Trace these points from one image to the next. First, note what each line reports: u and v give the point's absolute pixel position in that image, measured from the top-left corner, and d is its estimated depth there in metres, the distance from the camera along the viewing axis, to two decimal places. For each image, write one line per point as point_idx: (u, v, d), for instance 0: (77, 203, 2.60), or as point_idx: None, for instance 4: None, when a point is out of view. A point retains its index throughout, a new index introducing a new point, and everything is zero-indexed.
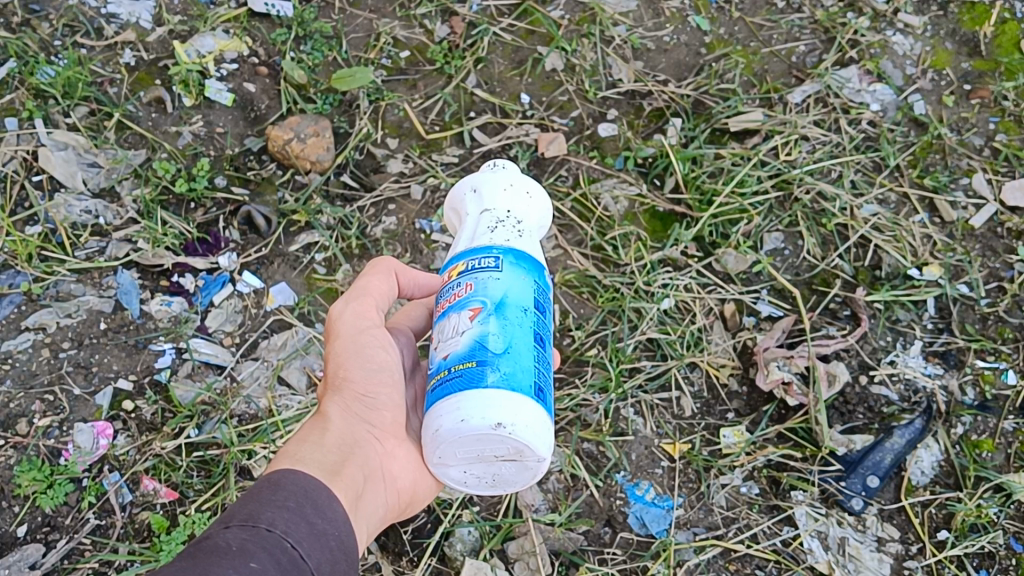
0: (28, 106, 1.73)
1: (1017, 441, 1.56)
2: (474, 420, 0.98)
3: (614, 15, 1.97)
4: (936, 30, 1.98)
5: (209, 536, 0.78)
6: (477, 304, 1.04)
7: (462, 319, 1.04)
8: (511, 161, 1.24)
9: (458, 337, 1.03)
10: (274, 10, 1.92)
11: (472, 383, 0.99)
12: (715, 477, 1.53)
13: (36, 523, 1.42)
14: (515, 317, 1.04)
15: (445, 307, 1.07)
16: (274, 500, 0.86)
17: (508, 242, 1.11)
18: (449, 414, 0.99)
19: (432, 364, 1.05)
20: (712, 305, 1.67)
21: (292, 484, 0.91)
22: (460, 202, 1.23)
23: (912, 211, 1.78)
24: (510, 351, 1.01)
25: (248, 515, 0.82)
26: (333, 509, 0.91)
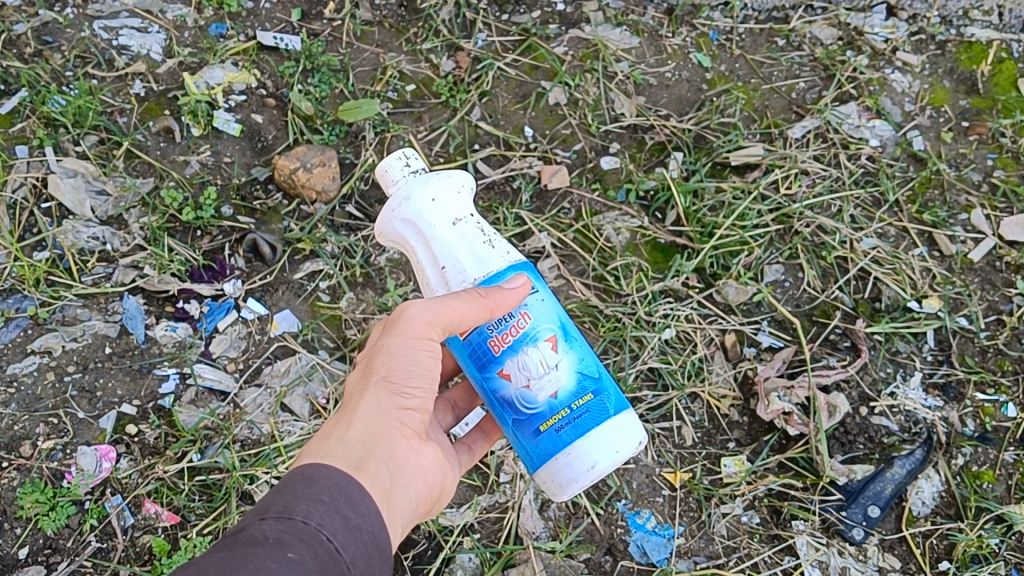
0: (39, 134, 1.76)
1: (1018, 473, 1.57)
2: (604, 461, 1.14)
3: (617, 51, 1.99)
4: (934, 69, 2.01)
5: (246, 530, 0.85)
6: (549, 334, 1.17)
7: (545, 351, 1.16)
8: (418, 157, 1.25)
9: (555, 372, 1.15)
10: (283, 43, 1.94)
11: (602, 416, 1.15)
12: (716, 506, 1.54)
13: (37, 545, 1.44)
14: (577, 339, 1.19)
15: (509, 343, 1.15)
16: (308, 493, 0.91)
17: (511, 253, 1.19)
18: (600, 449, 1.14)
19: (533, 406, 1.15)
20: (713, 336, 1.68)
21: (325, 477, 0.95)
22: (410, 220, 1.21)
23: (911, 245, 1.80)
24: (601, 377, 1.19)
25: (283, 507, 0.88)
26: (367, 503, 0.95)
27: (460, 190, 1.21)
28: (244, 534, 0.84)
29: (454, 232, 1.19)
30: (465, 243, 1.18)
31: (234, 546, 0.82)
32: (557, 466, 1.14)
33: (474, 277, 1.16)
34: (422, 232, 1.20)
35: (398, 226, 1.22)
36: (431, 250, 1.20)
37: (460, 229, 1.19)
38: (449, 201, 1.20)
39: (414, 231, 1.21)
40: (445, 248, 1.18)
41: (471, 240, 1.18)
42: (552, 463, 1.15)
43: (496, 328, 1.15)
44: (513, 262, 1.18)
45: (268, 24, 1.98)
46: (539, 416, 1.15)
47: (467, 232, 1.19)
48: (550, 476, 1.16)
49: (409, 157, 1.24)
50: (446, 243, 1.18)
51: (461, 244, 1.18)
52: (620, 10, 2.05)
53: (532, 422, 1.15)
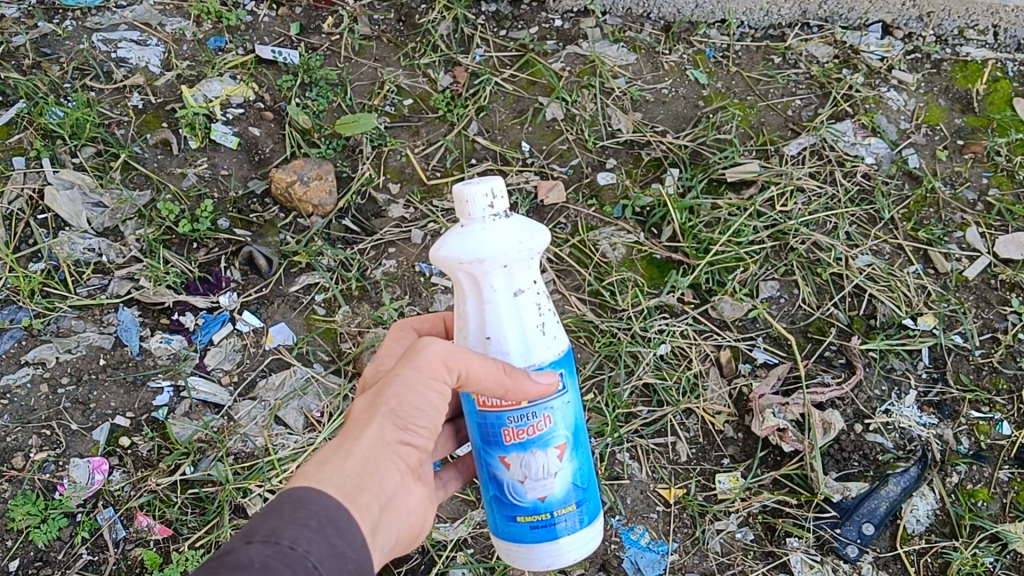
0: (36, 146, 1.76)
1: (1013, 491, 1.57)
2: (562, 564, 1.17)
3: (614, 67, 1.99)
4: (929, 87, 2.01)
5: (231, 554, 0.84)
6: (561, 442, 1.14)
7: (551, 458, 1.14)
8: (505, 195, 1.11)
9: (554, 478, 1.14)
10: (281, 57, 1.95)
11: (576, 526, 1.17)
12: (710, 522, 1.54)
13: (28, 558, 1.44)
14: (582, 444, 1.18)
15: (521, 439, 1.13)
16: (297, 518, 0.90)
17: (560, 338, 1.13)
18: (564, 555, 1.16)
19: (521, 500, 1.14)
20: (709, 351, 1.68)
21: (314, 502, 0.94)
22: (474, 273, 1.09)
23: (906, 262, 1.80)
24: (588, 483, 1.19)
25: (270, 530, 0.87)
26: (353, 531, 0.94)
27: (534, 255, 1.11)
28: (229, 558, 0.84)
29: (512, 305, 1.10)
30: (517, 318, 1.11)
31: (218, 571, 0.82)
32: (519, 552, 1.17)
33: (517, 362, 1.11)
34: (479, 289, 1.11)
35: (458, 270, 1.11)
36: (481, 311, 1.12)
37: (518, 304, 1.10)
38: (518, 269, 1.10)
39: (474, 285, 1.11)
40: (497, 320, 1.11)
41: (525, 319, 1.11)
42: (516, 547, 1.16)
43: (514, 422, 1.12)
44: (557, 352, 1.12)
45: (267, 38, 1.99)
46: (522, 508, 1.14)
47: (525, 307, 1.11)
48: (509, 553, 1.18)
49: (495, 193, 1.10)
50: (499, 314, 1.11)
51: (516, 320, 1.11)
52: (617, 27, 2.06)
53: (513, 509, 1.15)
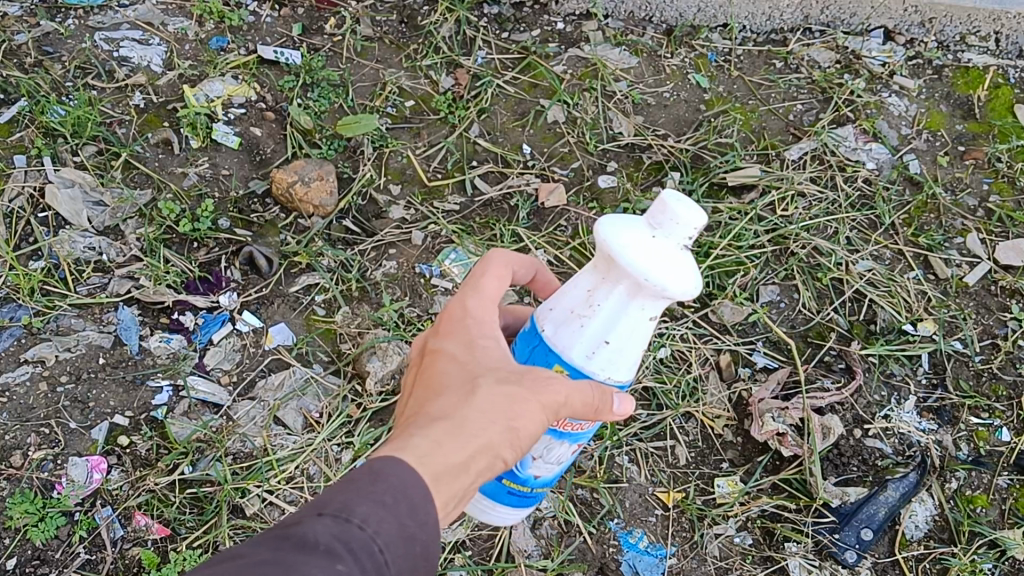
0: (37, 144, 1.76)
1: (1012, 498, 1.58)
2: (503, 519, 1.18)
3: (615, 71, 1.99)
4: (931, 93, 2.02)
5: (298, 527, 0.75)
6: (580, 439, 1.12)
7: (566, 451, 1.11)
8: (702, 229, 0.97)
9: (556, 464, 1.12)
10: (283, 58, 1.95)
11: (535, 498, 1.17)
12: (709, 527, 1.54)
13: (25, 556, 1.43)
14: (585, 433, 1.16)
15: (561, 429, 1.06)
16: (371, 492, 0.79)
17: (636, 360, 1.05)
18: (508, 516, 1.17)
19: (520, 472, 1.10)
20: (708, 355, 1.68)
21: (396, 476, 0.82)
22: (645, 289, 0.95)
23: (907, 267, 1.80)
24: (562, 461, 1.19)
25: (342, 504, 0.77)
26: (430, 519, 0.82)
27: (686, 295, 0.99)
28: (294, 533, 0.74)
29: (642, 327, 0.99)
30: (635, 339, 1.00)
31: (282, 551, 0.73)
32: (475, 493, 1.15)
33: (606, 376, 1.01)
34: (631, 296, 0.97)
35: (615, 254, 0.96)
36: (607, 313, 0.98)
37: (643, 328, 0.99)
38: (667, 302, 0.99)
39: (626, 290, 0.97)
40: (622, 331, 0.98)
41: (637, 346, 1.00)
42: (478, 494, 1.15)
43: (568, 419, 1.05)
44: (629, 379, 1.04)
45: (269, 38, 1.99)
46: (514, 475, 1.11)
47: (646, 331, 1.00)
48: None
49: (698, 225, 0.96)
50: (629, 328, 0.98)
51: (635, 341, 0.99)
52: (619, 30, 2.06)
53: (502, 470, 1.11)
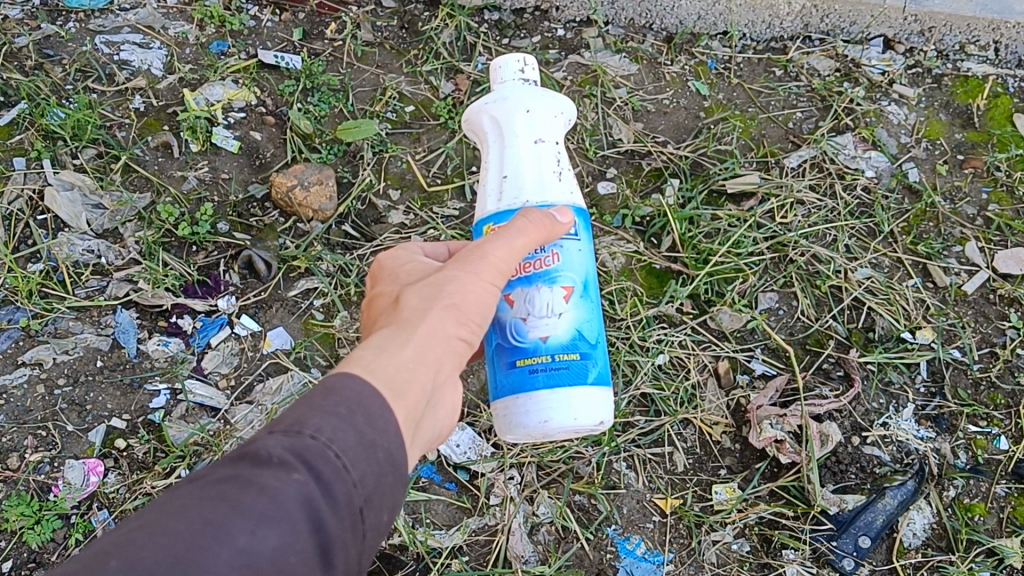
0: (37, 146, 1.76)
1: (1010, 506, 1.58)
2: (560, 418, 1.17)
3: (615, 77, 1.99)
4: (930, 102, 2.02)
5: (254, 444, 0.82)
6: (568, 284, 1.18)
7: (557, 298, 1.17)
8: (537, 70, 1.29)
9: (555, 319, 1.17)
10: (284, 62, 1.95)
11: (576, 380, 1.18)
12: (706, 534, 1.54)
13: (21, 559, 1.43)
14: (593, 300, 1.21)
15: (527, 274, 1.17)
16: (324, 405, 0.85)
17: (572, 193, 1.21)
18: (557, 407, 1.17)
19: (521, 340, 1.17)
20: (707, 362, 1.68)
21: (349, 388, 0.88)
22: (500, 120, 1.26)
23: (905, 275, 1.80)
24: (597, 346, 1.21)
25: (295, 420, 0.83)
26: (388, 420, 0.88)
27: (554, 117, 1.27)
28: (250, 450, 0.81)
29: (533, 149, 1.23)
30: (535, 163, 1.21)
31: (241, 467, 0.80)
32: (511, 406, 1.19)
33: (530, 197, 1.18)
34: (503, 134, 1.25)
35: (485, 116, 1.27)
36: (503, 154, 1.24)
37: (537, 150, 1.22)
38: (541, 116, 1.25)
39: (491, 123, 1.26)
40: (517, 161, 1.22)
41: (542, 164, 1.22)
42: (507, 397, 1.19)
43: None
44: (572, 203, 1.20)
45: (269, 43, 1.99)
46: (522, 350, 1.17)
47: (542, 153, 1.23)
48: (504, 412, 1.20)
49: (527, 63, 1.29)
50: (522, 158, 1.22)
51: (532, 163, 1.21)
52: (619, 37, 2.06)
53: (512, 353, 1.18)
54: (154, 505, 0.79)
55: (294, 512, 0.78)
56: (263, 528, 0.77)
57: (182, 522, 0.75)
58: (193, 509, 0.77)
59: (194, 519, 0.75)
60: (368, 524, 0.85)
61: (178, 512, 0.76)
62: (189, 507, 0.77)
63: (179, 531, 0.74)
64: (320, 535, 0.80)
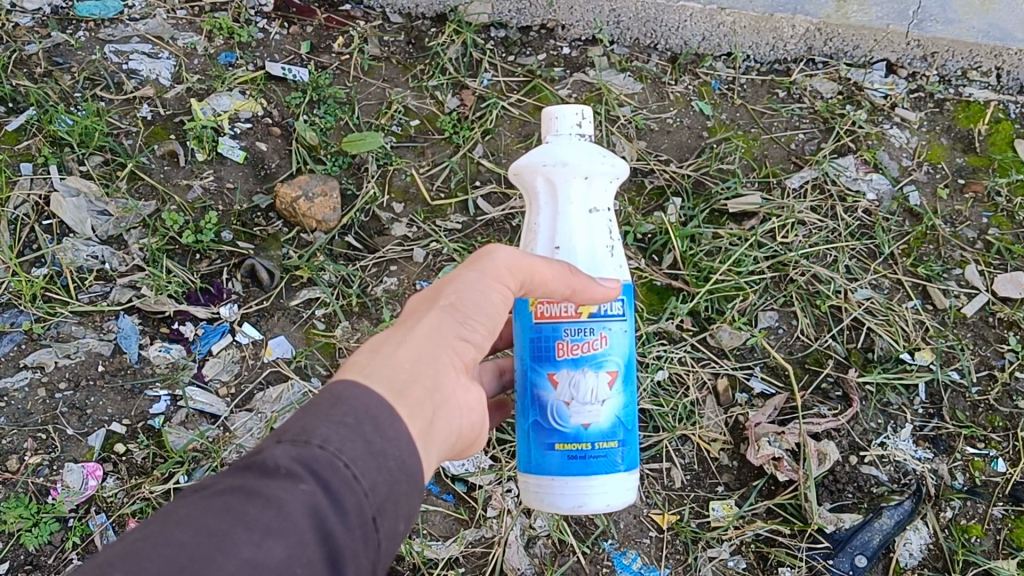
0: (43, 152, 1.77)
1: (1006, 528, 1.58)
2: (597, 504, 1.19)
3: (619, 96, 2.01)
4: (932, 126, 2.03)
5: (261, 454, 0.85)
6: (613, 369, 1.20)
7: (602, 383, 1.19)
8: (593, 124, 1.24)
9: (598, 405, 1.19)
10: (291, 74, 1.97)
11: (613, 468, 1.20)
12: (703, 550, 1.56)
13: (18, 561, 1.45)
14: (630, 384, 1.23)
15: (575, 356, 1.18)
16: (332, 416, 0.89)
17: (625, 267, 1.23)
18: (594, 493, 1.18)
19: (563, 424, 1.18)
20: (706, 379, 1.69)
21: (355, 399, 0.92)
22: (553, 180, 1.22)
23: (905, 297, 1.81)
24: (631, 430, 1.23)
25: (303, 430, 0.87)
26: (397, 429, 0.92)
27: (609, 180, 1.24)
28: (257, 460, 0.84)
29: (587, 220, 1.22)
30: (588, 235, 1.22)
31: (247, 478, 0.83)
32: (547, 485, 1.19)
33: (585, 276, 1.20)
34: (557, 198, 1.23)
35: (537, 175, 1.23)
36: (556, 221, 1.22)
37: (591, 221, 1.22)
38: (597, 185, 1.23)
39: (542, 181, 1.23)
40: (570, 231, 1.22)
41: (595, 236, 1.22)
42: (542, 476, 1.19)
43: (570, 336, 1.18)
44: (621, 279, 1.22)
45: (277, 55, 2.00)
46: (563, 434, 1.18)
47: (596, 225, 1.23)
48: (537, 492, 1.20)
49: (584, 117, 1.24)
50: (576, 229, 1.22)
51: (586, 234, 1.22)
52: (624, 56, 2.07)
53: (552, 435, 1.19)
54: (159, 514, 0.81)
55: (301, 522, 0.81)
56: (269, 539, 0.79)
57: (187, 531, 0.77)
58: (199, 517, 0.79)
59: (201, 526, 0.78)
60: (382, 533, 0.87)
61: (183, 519, 0.79)
62: (197, 514, 0.79)
63: (184, 540, 0.77)
64: (329, 544, 0.82)
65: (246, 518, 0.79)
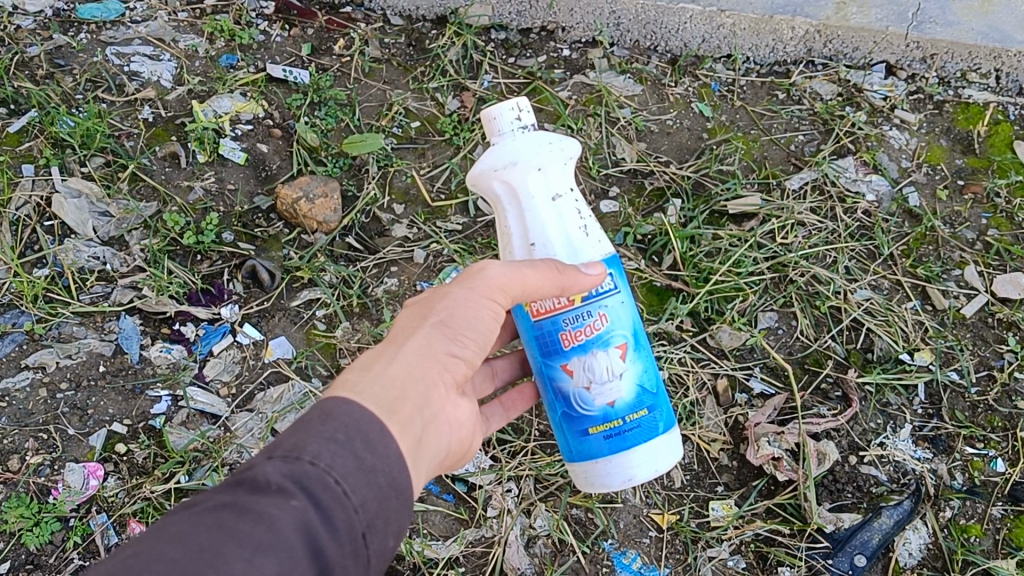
0: (45, 154, 1.78)
1: (1006, 528, 1.58)
2: (645, 473, 1.23)
3: (620, 97, 2.01)
4: (931, 127, 2.03)
5: (252, 469, 0.86)
6: (621, 342, 1.22)
7: (615, 359, 1.21)
8: (532, 112, 1.23)
9: (617, 381, 1.21)
10: (292, 76, 1.98)
11: (649, 434, 1.23)
12: (702, 549, 1.55)
13: (18, 560, 1.44)
14: (644, 349, 1.25)
15: (581, 342, 1.20)
16: (323, 430, 0.89)
17: (603, 244, 1.23)
18: (639, 463, 1.22)
19: (590, 408, 1.21)
20: (705, 380, 1.69)
21: (345, 414, 0.93)
22: (508, 180, 1.21)
23: (904, 298, 1.81)
24: (658, 393, 1.26)
25: (294, 445, 0.87)
26: (387, 444, 0.93)
27: (565, 161, 1.23)
28: (248, 476, 0.85)
29: (554, 209, 1.21)
30: (560, 223, 1.21)
31: (239, 495, 0.83)
32: (594, 468, 1.23)
33: None
34: (518, 196, 1.22)
35: (493, 182, 1.23)
36: (524, 219, 1.22)
37: (559, 208, 1.21)
38: (553, 171, 1.21)
39: (499, 186, 1.23)
40: (542, 223, 1.21)
41: (567, 222, 1.22)
42: (587, 462, 1.23)
43: (570, 324, 1.20)
44: (604, 254, 1.22)
45: (278, 57, 2.01)
46: (591, 418, 1.21)
47: (564, 210, 1.22)
48: (587, 476, 1.24)
49: (521, 108, 1.22)
50: (546, 221, 1.21)
51: (558, 223, 1.21)
52: (624, 58, 2.08)
53: (583, 421, 1.22)
54: (150, 530, 0.82)
55: (292, 539, 0.82)
56: (260, 557, 0.79)
57: (180, 550, 0.78)
58: (190, 535, 0.80)
59: (193, 544, 0.79)
60: (372, 549, 0.88)
61: (174, 537, 0.79)
62: (187, 532, 0.80)
63: (176, 559, 0.77)
64: (319, 560, 0.83)
65: (238, 535, 0.80)
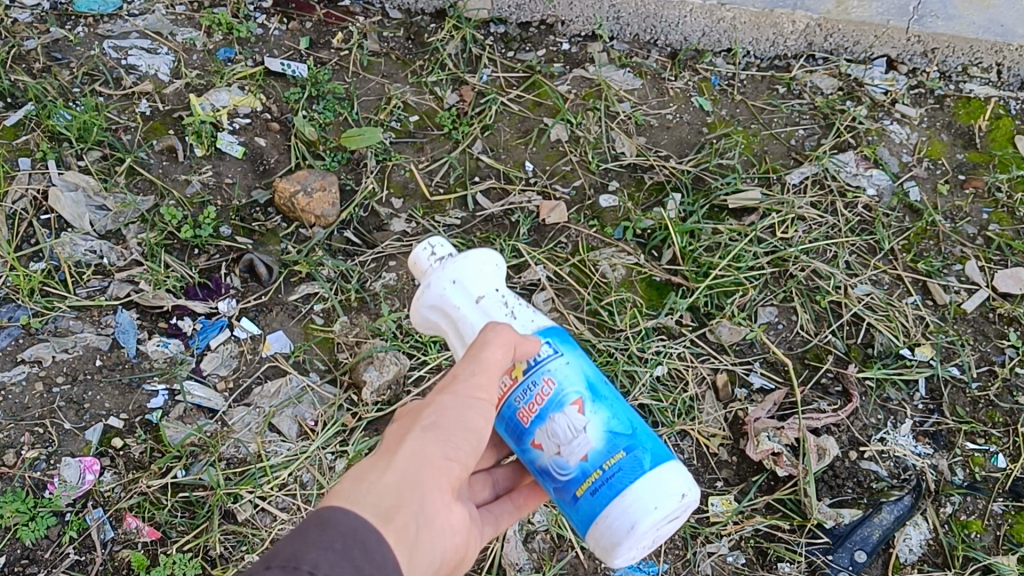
0: (42, 148, 1.78)
1: (1007, 524, 1.56)
2: (647, 514, 1.06)
3: (619, 92, 2.01)
4: (932, 122, 2.02)
5: None
6: (576, 397, 1.11)
7: (573, 415, 1.10)
8: (444, 239, 1.22)
9: (583, 435, 1.09)
10: (290, 70, 1.97)
11: (637, 472, 1.08)
12: (701, 545, 1.53)
13: (14, 555, 1.43)
14: (607, 396, 1.13)
15: (537, 412, 1.11)
16: (321, 541, 0.86)
17: (536, 321, 1.16)
18: (636, 507, 1.06)
19: (567, 472, 1.10)
20: (705, 374, 1.68)
21: (342, 523, 0.89)
22: (436, 304, 1.20)
23: (905, 293, 1.80)
24: (636, 430, 1.11)
25: (292, 554, 0.82)
26: (384, 552, 0.90)
27: (485, 268, 1.19)
28: None
29: (481, 310, 1.17)
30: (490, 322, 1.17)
31: None
32: (599, 532, 1.08)
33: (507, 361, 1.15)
34: (450, 315, 1.19)
35: (425, 309, 1.21)
36: (461, 333, 1.19)
37: (484, 308, 1.17)
38: (470, 278, 1.18)
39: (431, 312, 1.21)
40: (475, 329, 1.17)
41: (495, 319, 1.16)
42: (591, 534, 1.09)
43: (522, 400, 1.12)
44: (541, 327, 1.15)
45: (276, 51, 2.01)
46: (573, 481, 1.10)
47: (490, 308, 1.17)
48: (599, 546, 1.09)
49: (434, 244, 1.21)
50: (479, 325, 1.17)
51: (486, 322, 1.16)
52: (624, 52, 2.08)
53: (569, 488, 1.10)
54: None
55: None
56: None
57: None
58: None
59: None
60: None
61: None
62: None
63: None
64: None
65: None
